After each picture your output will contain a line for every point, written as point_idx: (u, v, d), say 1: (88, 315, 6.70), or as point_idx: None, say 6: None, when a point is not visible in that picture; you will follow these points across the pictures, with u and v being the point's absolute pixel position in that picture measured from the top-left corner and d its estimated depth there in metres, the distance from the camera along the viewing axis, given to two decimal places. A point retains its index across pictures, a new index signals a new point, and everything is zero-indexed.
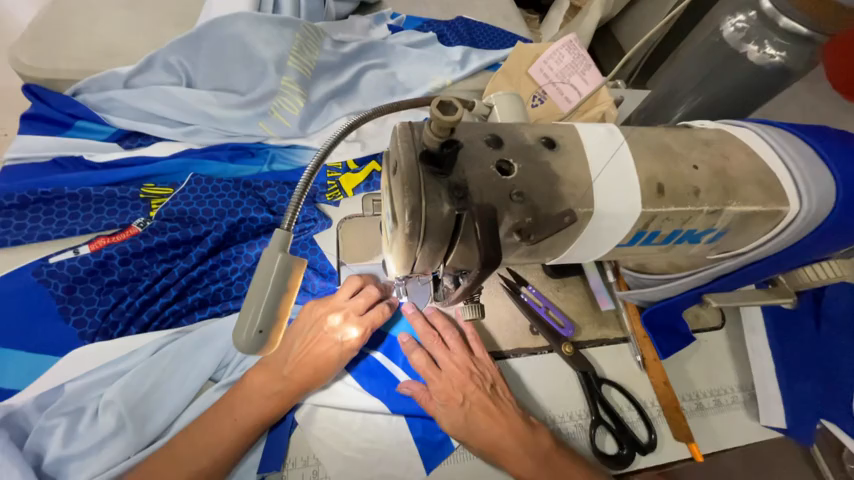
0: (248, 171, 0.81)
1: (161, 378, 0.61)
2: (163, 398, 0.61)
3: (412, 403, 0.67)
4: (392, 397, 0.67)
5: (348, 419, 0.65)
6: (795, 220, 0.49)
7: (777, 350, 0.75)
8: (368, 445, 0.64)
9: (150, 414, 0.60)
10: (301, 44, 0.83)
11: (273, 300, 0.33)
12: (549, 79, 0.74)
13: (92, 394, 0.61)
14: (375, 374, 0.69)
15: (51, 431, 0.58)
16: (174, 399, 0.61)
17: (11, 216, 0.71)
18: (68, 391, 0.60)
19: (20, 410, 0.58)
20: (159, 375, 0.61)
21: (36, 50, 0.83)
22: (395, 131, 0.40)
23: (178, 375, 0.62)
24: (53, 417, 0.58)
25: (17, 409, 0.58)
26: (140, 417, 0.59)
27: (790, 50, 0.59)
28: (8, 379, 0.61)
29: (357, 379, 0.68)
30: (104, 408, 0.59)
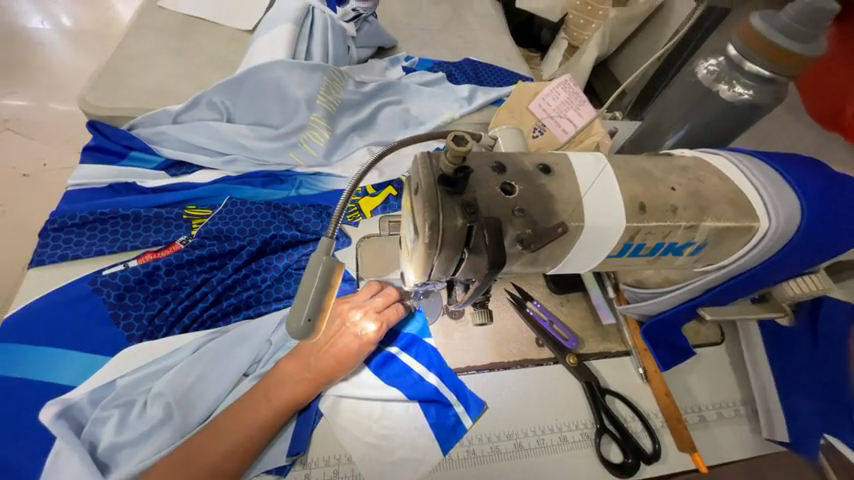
0: (277, 196, 0.90)
1: (202, 372, 0.68)
2: (202, 391, 0.67)
3: (426, 393, 0.73)
4: (407, 385, 0.73)
5: (368, 409, 0.72)
6: (766, 234, 0.55)
7: (776, 363, 0.79)
8: (387, 432, 0.70)
9: (191, 404, 0.66)
10: (328, 85, 0.95)
11: (319, 293, 0.40)
12: (548, 113, 0.83)
13: (141, 388, 0.68)
14: (392, 367, 0.75)
15: (104, 421, 0.64)
16: (212, 393, 0.67)
17: (72, 233, 0.81)
18: (120, 385, 0.67)
19: (77, 403, 0.64)
20: (201, 371, 0.68)
21: (100, 92, 0.96)
22: (415, 159, 0.48)
23: (216, 370, 0.69)
24: (107, 409, 0.65)
25: (74, 403, 0.64)
26: (184, 407, 0.66)
27: (757, 89, 0.67)
28: (64, 376, 0.68)
29: (375, 372, 0.74)
30: (152, 400, 0.66)
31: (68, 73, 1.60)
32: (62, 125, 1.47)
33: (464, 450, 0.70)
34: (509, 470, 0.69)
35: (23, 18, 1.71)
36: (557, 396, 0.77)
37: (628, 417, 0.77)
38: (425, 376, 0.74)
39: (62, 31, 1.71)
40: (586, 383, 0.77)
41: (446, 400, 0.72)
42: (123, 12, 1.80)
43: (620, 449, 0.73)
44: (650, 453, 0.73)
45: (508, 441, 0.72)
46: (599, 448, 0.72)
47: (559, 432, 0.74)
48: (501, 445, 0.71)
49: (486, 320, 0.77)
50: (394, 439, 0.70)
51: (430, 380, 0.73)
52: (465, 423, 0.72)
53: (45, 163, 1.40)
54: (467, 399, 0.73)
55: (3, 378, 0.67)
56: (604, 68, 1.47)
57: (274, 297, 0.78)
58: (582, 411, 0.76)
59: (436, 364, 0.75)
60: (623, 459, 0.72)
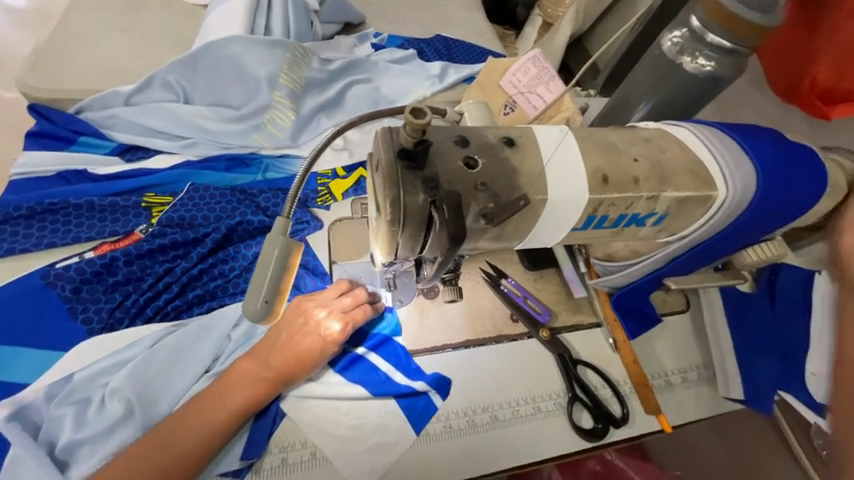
0: (242, 180, 0.87)
1: (163, 367, 0.66)
2: (165, 385, 0.66)
3: (394, 388, 0.72)
4: (374, 382, 0.73)
5: (337, 404, 0.71)
6: (725, 202, 0.57)
7: (736, 328, 0.85)
8: (359, 423, 0.70)
9: (153, 400, 0.64)
10: (291, 62, 0.90)
11: (277, 273, 0.39)
12: (519, 89, 0.83)
13: (98, 383, 0.65)
14: (358, 366, 0.74)
15: (60, 420, 0.62)
16: (175, 386, 0.66)
17: (20, 226, 0.76)
18: (76, 380, 0.65)
19: (31, 403, 0.63)
20: (163, 364, 0.66)
21: (40, 73, 0.89)
22: (376, 134, 0.46)
23: (179, 365, 0.67)
24: (61, 406, 0.63)
25: (29, 402, 0.63)
26: (146, 402, 0.64)
27: (719, 61, 0.68)
28: (18, 375, 0.66)
29: (342, 375, 0.73)
30: (111, 395, 0.64)
31: (2, 57, 1.47)
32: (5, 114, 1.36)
33: (441, 425, 0.72)
34: (485, 441, 0.72)
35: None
36: (531, 369, 0.79)
37: (599, 386, 0.80)
38: (392, 372, 0.74)
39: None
40: (559, 355, 0.79)
41: (416, 389, 0.72)
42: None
43: (591, 415, 0.76)
44: (619, 417, 0.77)
45: (484, 414, 0.74)
46: (572, 415, 0.75)
47: (533, 402, 0.76)
48: (477, 418, 0.73)
49: (456, 297, 0.80)
50: (374, 418, 0.71)
51: (396, 377, 0.73)
52: (436, 403, 0.73)
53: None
54: (437, 383, 0.73)
55: None
56: (578, 45, 1.47)
57: (242, 287, 0.76)
58: (556, 382, 0.79)
59: (402, 360, 0.74)
60: (594, 424, 0.75)
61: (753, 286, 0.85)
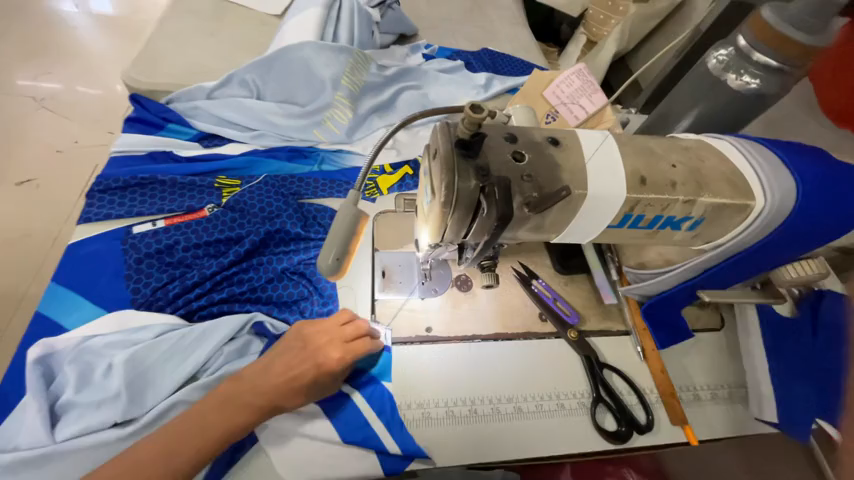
0: (301, 170, 0.96)
1: (163, 357, 0.70)
2: (158, 377, 0.69)
3: (369, 438, 0.72)
4: (351, 428, 0.73)
5: (314, 439, 0.73)
6: (762, 211, 0.58)
7: (773, 349, 0.82)
8: (330, 461, 0.72)
9: (147, 389, 0.68)
10: (352, 66, 1.00)
11: (345, 237, 0.45)
12: (561, 100, 0.88)
13: (103, 355, 0.70)
14: (340, 407, 0.75)
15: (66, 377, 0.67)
16: (164, 383, 0.68)
17: (115, 196, 0.87)
18: (90, 346, 0.70)
19: (56, 353, 0.69)
20: (162, 357, 0.70)
21: (141, 68, 1.03)
22: (435, 128, 0.53)
23: (183, 360, 0.70)
24: (73, 363, 0.68)
25: (56, 350, 0.69)
26: (134, 390, 0.67)
27: (764, 78, 0.70)
28: (75, 321, 0.75)
29: (324, 410, 0.75)
30: (110, 371, 0.67)
31: (99, 59, 1.71)
32: (106, 112, 1.60)
33: (466, 409, 0.76)
34: (508, 429, 0.75)
35: (56, 6, 1.81)
36: (557, 367, 0.81)
37: (624, 391, 0.81)
38: (372, 422, 0.73)
39: (91, 19, 1.80)
40: (586, 356, 0.81)
41: (388, 448, 0.72)
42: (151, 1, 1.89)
43: (615, 418, 0.78)
44: (644, 424, 0.77)
45: (509, 404, 0.77)
46: (594, 416, 0.77)
47: (557, 399, 0.78)
48: (501, 407, 0.76)
49: (493, 283, 0.86)
50: (408, 395, 0.76)
51: (375, 428, 0.73)
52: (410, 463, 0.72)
53: (76, 140, 1.53)
54: (411, 446, 0.71)
55: (35, 313, 0.75)
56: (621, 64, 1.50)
57: (271, 294, 0.81)
58: (580, 382, 0.81)
59: (385, 412, 0.74)
60: (617, 427, 0.77)
61: (795, 310, 0.81)
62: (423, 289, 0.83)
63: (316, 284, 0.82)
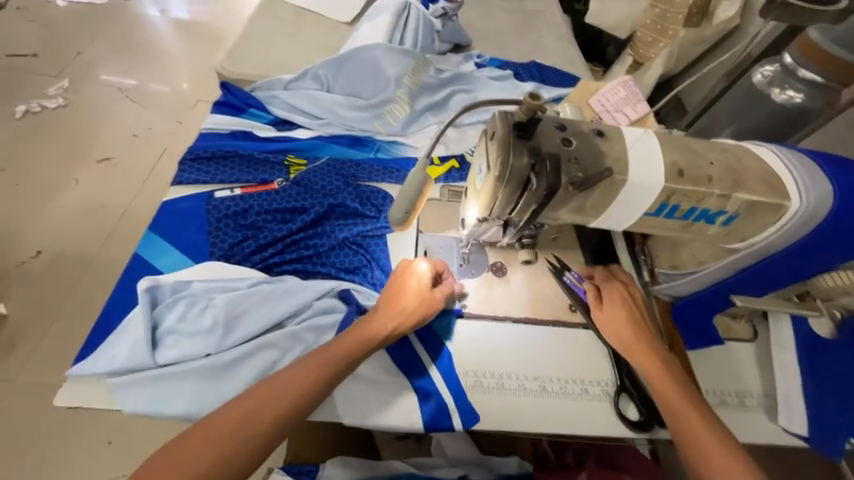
0: (359, 156, 1.07)
1: (252, 305, 0.81)
2: (247, 321, 0.80)
3: (424, 388, 0.80)
4: (412, 374, 0.81)
5: (375, 379, 0.81)
6: (797, 213, 0.62)
7: (807, 365, 0.83)
8: (382, 402, 0.79)
9: (234, 327, 0.80)
10: (414, 68, 1.12)
11: (414, 195, 0.55)
12: (606, 107, 0.94)
13: (203, 294, 0.83)
14: (404, 353, 0.83)
15: (171, 308, 0.81)
16: (249, 327, 0.80)
17: (202, 164, 1.02)
18: (194, 287, 0.84)
19: (162, 287, 0.83)
20: (252, 304, 0.81)
21: (232, 61, 1.20)
22: (494, 115, 0.61)
23: (264, 310, 0.81)
24: (179, 299, 0.81)
25: (161, 285, 0.83)
26: (227, 328, 0.79)
27: (808, 93, 0.74)
28: (164, 265, 0.89)
29: (391, 355, 0.83)
30: (209, 309, 0.80)
31: (182, 59, 1.94)
32: (187, 102, 1.81)
33: (494, 381, 0.81)
34: (532, 404, 0.80)
35: (149, 12, 2.07)
36: (583, 355, 0.85)
37: None
38: (430, 374, 0.81)
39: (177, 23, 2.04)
40: (612, 348, 0.84)
41: (440, 401, 0.79)
42: (230, 10, 2.13)
43: (638, 409, 0.80)
44: None
45: (534, 382, 0.81)
46: (617, 404, 0.80)
47: (581, 384, 0.82)
48: (527, 384, 0.81)
49: (532, 258, 0.90)
50: (444, 361, 0.82)
51: (433, 380, 0.81)
52: (453, 423, 0.77)
53: (150, 128, 1.74)
54: (460, 404, 0.78)
55: (134, 254, 0.89)
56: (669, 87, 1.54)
57: (329, 260, 0.91)
58: (605, 372, 0.84)
59: (446, 368, 0.81)
60: (639, 417, 0.79)
61: (835, 333, 0.82)
62: (460, 271, 0.89)
63: (373, 255, 0.91)
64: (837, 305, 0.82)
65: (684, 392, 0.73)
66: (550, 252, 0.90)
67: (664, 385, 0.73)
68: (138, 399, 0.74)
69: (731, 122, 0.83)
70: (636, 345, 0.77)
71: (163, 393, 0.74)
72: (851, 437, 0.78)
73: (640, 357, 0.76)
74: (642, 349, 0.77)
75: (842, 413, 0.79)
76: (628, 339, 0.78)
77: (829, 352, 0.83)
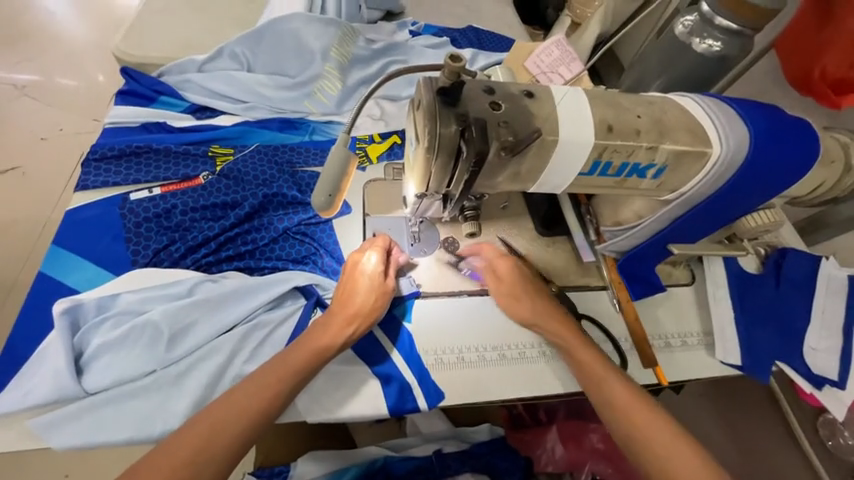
0: (292, 140, 0.99)
1: (196, 313, 0.74)
2: (192, 330, 0.73)
3: (387, 373, 0.78)
4: (374, 361, 0.79)
5: (337, 372, 0.78)
6: (719, 159, 0.65)
7: (738, 300, 0.89)
8: (345, 394, 0.76)
9: (178, 339, 0.72)
10: (341, 39, 1.04)
11: (337, 175, 0.51)
12: (541, 69, 0.92)
13: (136, 308, 0.74)
14: (365, 341, 0.80)
15: (99, 328, 0.72)
16: (196, 336, 0.73)
17: (110, 164, 0.90)
18: (122, 301, 0.74)
19: (84, 305, 0.73)
20: (195, 312, 0.74)
21: (132, 43, 1.05)
22: (419, 82, 0.57)
23: (209, 316, 0.74)
24: (108, 317, 0.73)
25: (82, 303, 0.72)
26: (170, 340, 0.72)
27: (725, 41, 0.77)
28: (78, 282, 0.78)
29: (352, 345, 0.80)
30: (144, 323, 0.72)
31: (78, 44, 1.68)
32: (93, 96, 1.59)
33: (454, 357, 0.81)
34: (493, 374, 0.80)
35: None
36: None
37: (601, 339, 0.87)
38: (393, 359, 0.79)
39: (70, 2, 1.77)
40: (565, 309, 0.86)
41: (405, 384, 0.77)
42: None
43: None
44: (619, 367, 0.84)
45: (493, 352, 0.82)
46: None
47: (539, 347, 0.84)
48: (486, 354, 0.82)
49: (476, 231, 0.86)
50: (403, 343, 0.80)
51: (396, 365, 0.79)
52: (419, 404, 0.77)
53: (61, 128, 1.53)
54: (425, 386, 0.77)
55: (38, 274, 0.78)
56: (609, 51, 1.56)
57: (271, 256, 0.85)
58: None
59: (408, 351, 0.80)
60: None
61: (761, 267, 0.93)
62: (413, 250, 0.86)
63: (321, 242, 0.86)
64: (762, 242, 0.93)
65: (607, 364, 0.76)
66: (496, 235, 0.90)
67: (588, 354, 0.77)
68: (72, 430, 0.66)
69: (660, 74, 0.84)
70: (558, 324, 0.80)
71: (100, 421, 0.67)
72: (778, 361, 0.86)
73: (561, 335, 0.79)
74: (566, 328, 0.80)
75: (769, 339, 0.87)
76: (552, 321, 0.80)
77: (755, 287, 0.90)
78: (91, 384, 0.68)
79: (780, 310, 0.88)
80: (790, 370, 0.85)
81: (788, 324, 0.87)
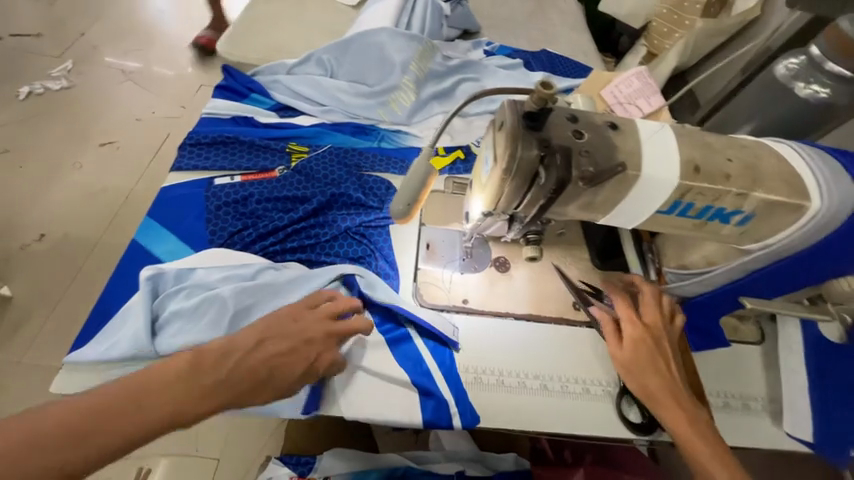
0: (363, 144, 1.04)
1: (259, 297, 0.77)
2: (253, 313, 0.77)
3: (425, 386, 0.77)
4: (413, 371, 0.79)
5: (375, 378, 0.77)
6: (817, 214, 0.60)
7: (817, 369, 0.80)
8: (383, 400, 0.76)
9: (240, 318, 0.76)
10: (420, 54, 1.08)
11: (416, 186, 0.53)
12: (618, 99, 0.91)
13: (207, 285, 0.79)
14: (403, 349, 0.80)
15: (173, 297, 0.79)
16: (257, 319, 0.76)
17: (202, 150, 0.99)
18: (196, 277, 0.81)
19: (165, 275, 0.80)
20: (258, 297, 0.77)
21: (233, 44, 1.17)
22: (504, 104, 0.58)
23: (270, 301, 0.78)
24: (183, 290, 0.79)
25: (165, 272, 0.80)
26: (233, 319, 0.75)
27: (835, 88, 0.71)
28: (161, 253, 0.86)
29: (392, 352, 0.80)
30: (212, 299, 0.76)
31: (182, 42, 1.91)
32: (188, 88, 1.79)
33: (494, 379, 0.80)
34: (532, 403, 0.78)
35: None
36: (587, 354, 0.83)
37: None
38: (432, 372, 0.79)
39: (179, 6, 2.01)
40: None
41: (441, 398, 0.77)
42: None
43: (640, 410, 0.78)
44: None
45: (535, 380, 0.80)
46: (619, 405, 0.78)
47: (583, 383, 0.81)
48: (527, 382, 0.80)
49: (537, 255, 0.82)
50: (444, 357, 0.80)
51: (434, 378, 0.78)
52: (453, 421, 0.76)
53: (152, 111, 1.72)
54: (462, 404, 0.76)
55: (132, 241, 0.87)
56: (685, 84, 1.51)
57: (330, 252, 0.89)
58: (608, 372, 0.82)
59: (447, 366, 0.79)
60: (642, 419, 0.77)
61: (844, 338, 0.79)
62: (463, 265, 0.87)
63: (376, 246, 0.89)
64: None
65: (694, 424, 0.67)
66: (557, 264, 0.88)
67: (665, 404, 0.68)
68: None
69: (752, 116, 0.80)
70: (639, 365, 0.70)
71: None
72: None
73: (640, 378, 0.70)
74: (649, 372, 0.70)
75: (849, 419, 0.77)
76: (632, 360, 0.71)
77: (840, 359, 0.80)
78: (161, 347, 0.73)
79: None
80: None
81: None
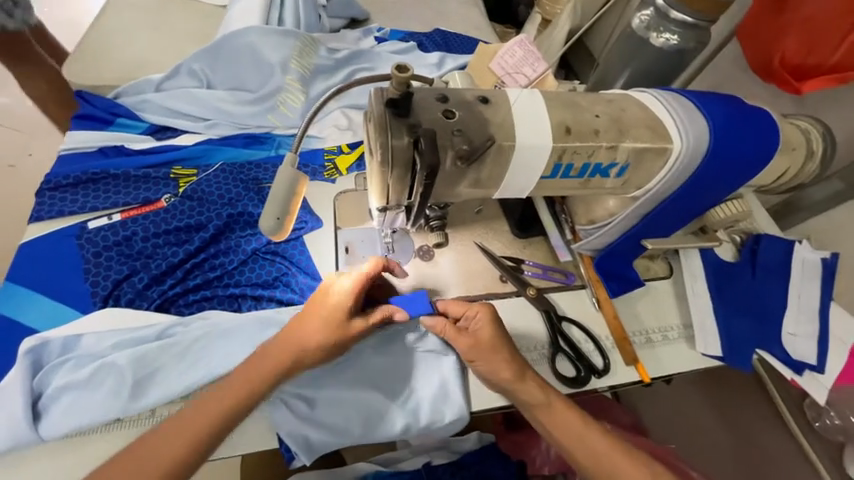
0: (258, 155, 0.96)
1: (169, 359, 0.67)
2: (163, 380, 0.66)
3: None
4: None
5: None
6: (681, 154, 0.64)
7: (715, 290, 0.89)
8: None
9: (147, 386, 0.65)
10: (301, 50, 1.02)
11: (286, 196, 0.50)
12: (506, 70, 0.91)
13: (103, 349, 0.68)
14: None
15: (58, 369, 0.67)
16: (170, 386, 0.65)
17: (67, 193, 0.87)
18: (87, 342, 0.69)
19: (49, 345, 0.68)
20: (169, 359, 0.67)
21: (87, 65, 1.03)
22: (370, 93, 0.55)
23: (182, 363, 0.67)
24: (71, 360, 0.67)
25: (49, 341, 0.68)
26: (138, 389, 0.65)
27: (682, 34, 0.77)
28: (35, 319, 0.75)
29: None
30: (110, 368, 0.65)
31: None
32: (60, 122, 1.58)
33: None
34: None
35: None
36: (520, 323, 0.84)
37: (582, 339, 0.85)
38: None
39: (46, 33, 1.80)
40: (545, 311, 0.84)
41: None
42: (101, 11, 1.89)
43: (573, 365, 0.82)
44: (601, 368, 0.82)
45: None
46: (554, 364, 0.81)
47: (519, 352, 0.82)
48: None
49: (443, 241, 0.85)
50: None
51: None
52: None
53: (30, 154, 1.53)
54: None
55: None
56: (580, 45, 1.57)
57: (240, 279, 0.82)
58: (541, 336, 0.84)
59: None
60: (576, 373, 0.81)
61: (737, 254, 0.92)
62: None
63: (292, 260, 0.83)
64: (737, 229, 0.92)
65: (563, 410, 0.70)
66: (478, 241, 0.87)
67: (522, 387, 0.68)
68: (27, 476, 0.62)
69: (623, 70, 0.83)
70: (495, 351, 0.69)
71: (58, 470, 0.62)
72: (757, 348, 0.86)
73: (492, 364, 0.69)
74: (502, 358, 0.69)
75: (748, 328, 0.86)
76: (487, 347, 0.69)
77: (733, 276, 0.89)
78: (47, 431, 0.62)
79: (758, 299, 0.88)
80: (771, 358, 0.85)
81: (765, 312, 0.87)
